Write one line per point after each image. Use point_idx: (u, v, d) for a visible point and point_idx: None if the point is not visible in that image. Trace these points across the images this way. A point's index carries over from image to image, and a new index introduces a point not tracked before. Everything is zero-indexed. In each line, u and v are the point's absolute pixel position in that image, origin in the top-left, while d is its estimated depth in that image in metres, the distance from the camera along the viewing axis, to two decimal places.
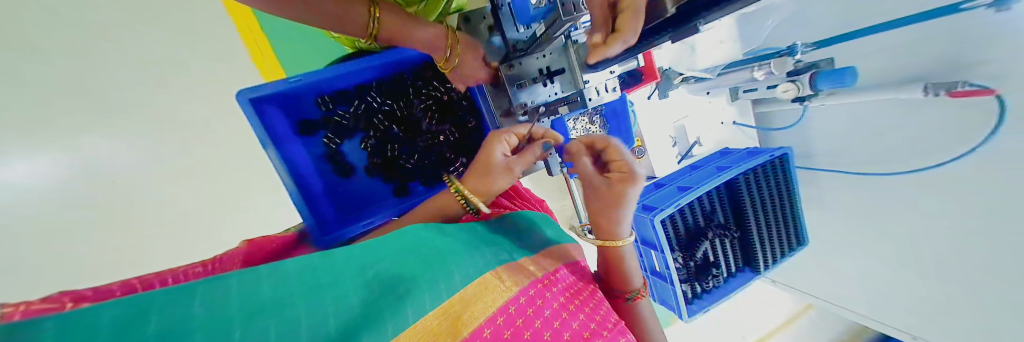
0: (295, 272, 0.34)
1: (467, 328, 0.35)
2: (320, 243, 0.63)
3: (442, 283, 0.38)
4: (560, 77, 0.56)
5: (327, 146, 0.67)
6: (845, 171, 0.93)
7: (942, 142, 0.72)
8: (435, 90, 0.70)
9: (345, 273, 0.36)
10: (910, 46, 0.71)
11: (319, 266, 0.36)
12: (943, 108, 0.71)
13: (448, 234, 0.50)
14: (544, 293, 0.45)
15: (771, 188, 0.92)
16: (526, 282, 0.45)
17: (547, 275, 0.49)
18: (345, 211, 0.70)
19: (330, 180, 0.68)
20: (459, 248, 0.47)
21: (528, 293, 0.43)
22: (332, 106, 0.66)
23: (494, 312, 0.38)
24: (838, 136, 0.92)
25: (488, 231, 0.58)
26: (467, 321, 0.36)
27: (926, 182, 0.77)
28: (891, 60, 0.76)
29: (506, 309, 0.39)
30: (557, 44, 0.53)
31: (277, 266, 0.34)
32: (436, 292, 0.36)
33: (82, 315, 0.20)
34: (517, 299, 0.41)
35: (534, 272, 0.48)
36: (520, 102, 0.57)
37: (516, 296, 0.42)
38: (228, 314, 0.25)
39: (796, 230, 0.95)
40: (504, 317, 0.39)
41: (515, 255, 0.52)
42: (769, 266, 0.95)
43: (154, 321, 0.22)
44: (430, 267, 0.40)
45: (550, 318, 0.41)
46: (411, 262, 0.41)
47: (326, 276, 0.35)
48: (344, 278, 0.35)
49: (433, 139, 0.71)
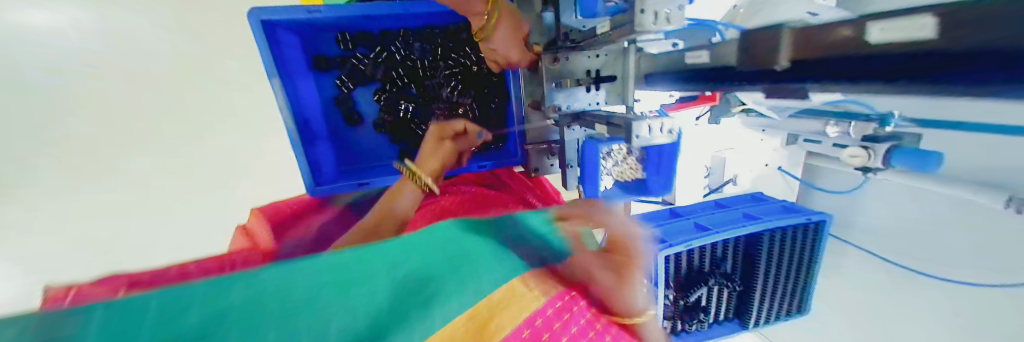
0: (341, 249, 0.30)
1: (524, 318, 0.27)
2: (313, 193, 0.61)
3: (496, 266, 0.31)
4: (609, 84, 0.48)
5: (339, 89, 0.62)
6: (873, 254, 0.83)
7: (1006, 267, 0.62)
8: (466, 58, 0.63)
9: (395, 247, 0.31)
10: (1009, 153, 0.58)
11: (364, 241, 0.32)
12: (1020, 230, 0.60)
13: (494, 219, 0.42)
14: (588, 295, 0.36)
15: (793, 251, 0.85)
16: (571, 282, 0.36)
17: (585, 273, 0.39)
18: (345, 160, 0.66)
19: (337, 125, 0.64)
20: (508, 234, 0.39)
21: (573, 291, 0.34)
22: (352, 46, 0.60)
23: (545, 304, 0.29)
24: (884, 219, 0.81)
25: (537, 221, 0.50)
26: (524, 309, 0.28)
27: (966, 297, 0.69)
28: (976, 157, 0.62)
29: (557, 301, 0.30)
30: (619, 46, 0.45)
31: (319, 253, 0.29)
32: (491, 274, 0.30)
33: (108, 309, 0.19)
34: (569, 293, 0.33)
35: (575, 269, 0.39)
36: (553, 104, 0.48)
37: (564, 292, 0.32)
38: (265, 293, 0.23)
39: (801, 298, 0.90)
40: (550, 319, 0.29)
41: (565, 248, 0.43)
42: (757, 324, 0.91)
43: (185, 312, 0.20)
44: (479, 249, 0.33)
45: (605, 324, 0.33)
46: (460, 242, 0.34)
47: (379, 257, 0.30)
48: (393, 253, 0.30)
49: (449, 110, 0.65)
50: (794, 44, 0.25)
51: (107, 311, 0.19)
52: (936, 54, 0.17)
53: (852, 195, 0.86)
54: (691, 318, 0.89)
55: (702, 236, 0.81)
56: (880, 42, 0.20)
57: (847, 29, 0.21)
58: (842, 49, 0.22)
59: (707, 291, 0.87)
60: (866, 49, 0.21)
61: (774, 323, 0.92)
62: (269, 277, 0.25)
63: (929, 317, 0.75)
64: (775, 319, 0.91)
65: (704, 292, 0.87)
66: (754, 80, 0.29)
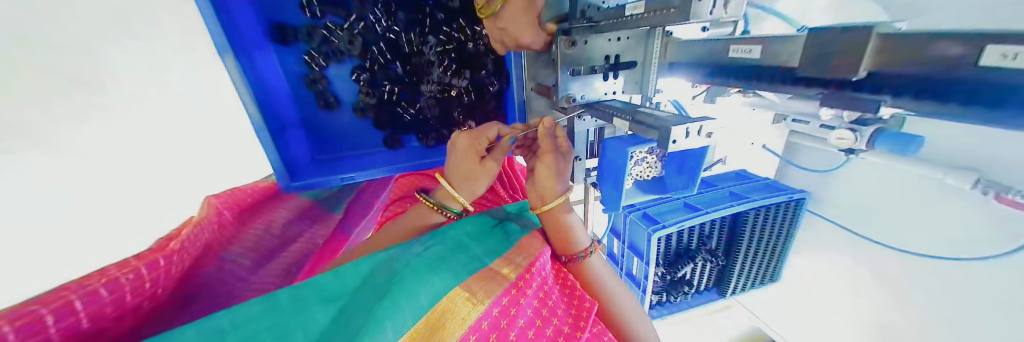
0: (232, 321, 0.29)
1: (466, 325, 0.33)
2: (289, 189, 0.55)
3: (406, 308, 0.32)
4: (627, 71, 0.43)
5: (309, 67, 0.52)
6: (840, 225, 0.91)
7: (960, 241, 0.69)
8: (459, 32, 0.54)
9: (295, 316, 0.31)
10: (985, 141, 0.61)
11: (263, 308, 0.31)
12: (977, 210, 0.66)
13: (416, 248, 0.43)
14: (522, 299, 0.40)
15: (774, 229, 0.89)
16: (499, 290, 0.38)
17: (522, 274, 0.42)
18: (322, 148, 0.58)
19: (309, 109, 0.55)
20: (428, 262, 0.40)
21: (502, 302, 0.37)
22: (320, 13, 0.50)
23: (467, 333, 0.33)
24: (855, 196, 0.86)
25: (473, 221, 0.51)
26: (468, 313, 0.34)
27: (918, 265, 0.77)
28: (951, 141, 0.65)
29: (480, 325, 0.34)
30: (643, 29, 0.40)
31: (269, 294, 0.33)
32: (399, 321, 0.31)
33: None
34: (511, 289, 0.39)
35: (506, 273, 0.41)
36: (568, 94, 0.44)
37: (506, 289, 0.39)
38: None
39: (773, 267, 0.97)
40: (489, 321, 0.35)
41: (488, 258, 0.44)
42: (734, 292, 0.99)
43: None
44: (390, 291, 0.34)
45: (524, 329, 0.38)
46: (370, 293, 0.35)
47: (329, 291, 0.35)
48: (295, 322, 0.30)
49: (442, 92, 0.58)
50: (881, 52, 0.21)
51: None
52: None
53: (828, 174, 0.90)
54: (676, 292, 0.94)
55: (694, 217, 0.82)
56: (992, 66, 0.16)
57: (954, 46, 0.18)
58: (944, 66, 0.19)
59: (692, 267, 0.92)
60: (960, 70, 0.18)
61: (748, 290, 1.00)
62: None
63: (881, 279, 0.85)
64: (750, 286, 0.99)
65: (691, 268, 0.92)
66: (811, 85, 0.27)
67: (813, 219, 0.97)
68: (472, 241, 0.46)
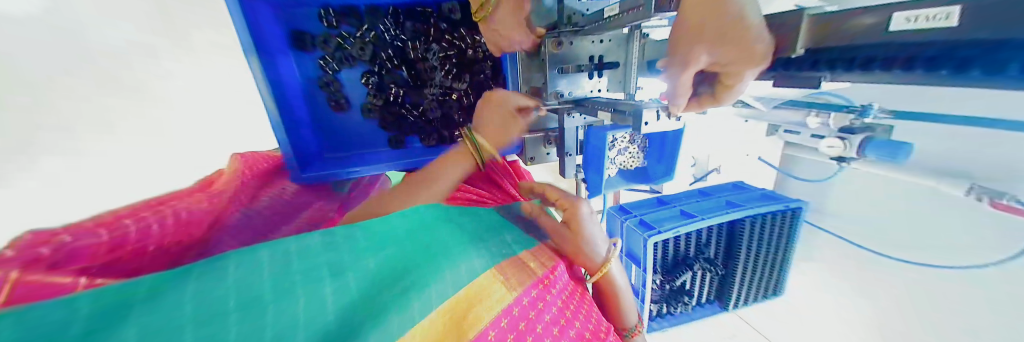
0: (295, 254, 0.31)
1: (499, 306, 0.34)
2: (297, 179, 0.59)
3: (449, 275, 0.33)
4: (610, 71, 0.48)
5: (323, 70, 0.57)
6: (840, 236, 0.89)
7: (961, 247, 0.68)
8: (460, 40, 0.60)
9: (349, 259, 0.32)
10: (983, 147, 0.60)
11: (321, 248, 0.32)
12: (974, 217, 0.65)
13: (451, 221, 0.44)
14: (547, 294, 0.40)
15: (772, 237, 0.89)
16: (529, 280, 0.39)
17: (550, 272, 0.42)
18: (331, 146, 0.63)
19: (320, 110, 0.60)
20: (464, 238, 0.41)
21: (531, 293, 0.38)
22: (336, 22, 0.55)
23: (500, 314, 0.33)
24: (853, 206, 0.85)
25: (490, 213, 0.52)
26: (503, 296, 0.35)
27: (921, 276, 0.75)
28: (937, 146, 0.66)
29: (512, 310, 0.35)
30: (623, 32, 0.44)
31: (329, 231, 0.35)
32: (442, 284, 0.32)
33: (47, 310, 0.19)
34: (540, 283, 0.40)
35: (535, 268, 0.41)
36: (557, 91, 0.49)
37: (535, 282, 0.39)
38: (216, 303, 0.24)
39: (775, 280, 0.96)
40: (520, 309, 0.36)
41: (515, 247, 0.44)
42: (736, 305, 0.96)
43: (131, 320, 0.20)
44: (432, 257, 0.36)
45: (550, 324, 0.38)
46: (415, 251, 0.36)
47: (380, 238, 0.36)
48: (349, 265, 0.31)
49: (443, 95, 0.62)
50: (814, 32, 0.25)
51: (44, 312, 0.19)
52: (961, 43, 0.18)
53: (824, 184, 0.91)
54: (676, 302, 0.93)
55: (688, 223, 0.84)
56: (902, 29, 0.20)
57: (867, 18, 0.22)
58: (864, 38, 0.22)
59: (691, 276, 0.91)
60: (883, 37, 0.21)
61: (751, 303, 0.98)
62: (215, 287, 0.25)
63: (884, 293, 0.82)
64: (752, 300, 0.97)
65: (690, 277, 0.91)
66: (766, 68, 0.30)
67: (813, 231, 0.96)
68: (501, 227, 0.48)
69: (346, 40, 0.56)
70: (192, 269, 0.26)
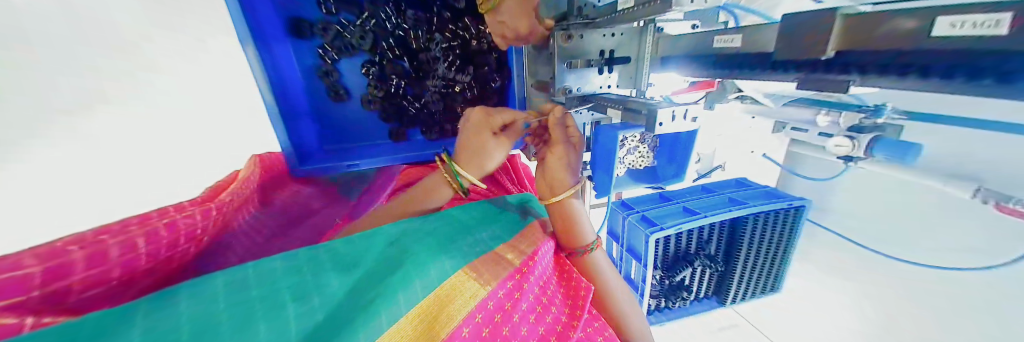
0: (255, 281, 0.31)
1: (472, 303, 0.34)
2: (296, 173, 0.58)
3: (417, 282, 0.33)
4: (621, 66, 0.46)
5: (322, 59, 0.55)
6: (842, 235, 0.89)
7: (966, 250, 0.68)
8: (465, 30, 0.58)
9: (310, 279, 0.32)
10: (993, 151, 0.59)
11: (281, 273, 0.33)
12: (982, 220, 0.64)
13: (422, 227, 0.44)
14: (524, 283, 0.40)
15: (773, 234, 0.89)
16: (504, 273, 0.39)
17: (527, 260, 0.42)
18: (331, 137, 0.62)
19: (320, 100, 0.58)
20: (435, 242, 0.41)
21: (507, 285, 0.38)
22: (334, 9, 0.53)
23: (473, 309, 0.34)
24: (858, 206, 0.85)
25: (476, 209, 0.53)
26: (475, 292, 0.35)
27: (922, 276, 0.75)
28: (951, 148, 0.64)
29: (486, 304, 0.35)
30: (636, 25, 0.42)
31: (292, 253, 0.36)
32: (410, 292, 0.32)
33: None
34: (516, 274, 0.40)
35: (510, 258, 0.41)
36: (564, 86, 0.47)
37: (511, 274, 0.39)
38: (170, 334, 0.24)
39: (774, 277, 0.96)
40: (495, 302, 0.36)
41: (491, 243, 0.44)
42: (734, 301, 0.97)
43: None
44: (398, 265, 0.36)
45: (527, 313, 0.39)
46: (380, 263, 0.36)
47: (344, 257, 0.36)
48: (310, 285, 0.31)
49: (446, 87, 0.60)
50: (847, 33, 0.23)
51: None
52: (1013, 52, 0.16)
53: (830, 183, 0.89)
54: (674, 297, 0.93)
55: (690, 220, 0.83)
56: (943, 35, 0.18)
57: (907, 21, 0.20)
58: (904, 41, 0.20)
59: (690, 272, 0.91)
60: (926, 42, 0.19)
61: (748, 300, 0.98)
62: (168, 321, 0.25)
63: (882, 292, 0.82)
64: (749, 296, 0.97)
65: (689, 273, 0.91)
66: (790, 70, 0.28)
67: (815, 230, 0.95)
68: (477, 226, 0.48)
69: (345, 28, 0.54)
70: (142, 303, 0.26)
